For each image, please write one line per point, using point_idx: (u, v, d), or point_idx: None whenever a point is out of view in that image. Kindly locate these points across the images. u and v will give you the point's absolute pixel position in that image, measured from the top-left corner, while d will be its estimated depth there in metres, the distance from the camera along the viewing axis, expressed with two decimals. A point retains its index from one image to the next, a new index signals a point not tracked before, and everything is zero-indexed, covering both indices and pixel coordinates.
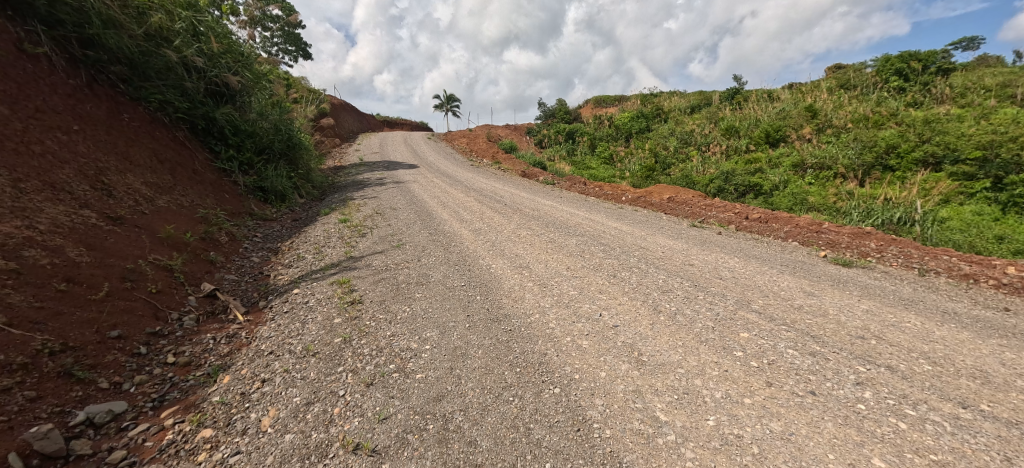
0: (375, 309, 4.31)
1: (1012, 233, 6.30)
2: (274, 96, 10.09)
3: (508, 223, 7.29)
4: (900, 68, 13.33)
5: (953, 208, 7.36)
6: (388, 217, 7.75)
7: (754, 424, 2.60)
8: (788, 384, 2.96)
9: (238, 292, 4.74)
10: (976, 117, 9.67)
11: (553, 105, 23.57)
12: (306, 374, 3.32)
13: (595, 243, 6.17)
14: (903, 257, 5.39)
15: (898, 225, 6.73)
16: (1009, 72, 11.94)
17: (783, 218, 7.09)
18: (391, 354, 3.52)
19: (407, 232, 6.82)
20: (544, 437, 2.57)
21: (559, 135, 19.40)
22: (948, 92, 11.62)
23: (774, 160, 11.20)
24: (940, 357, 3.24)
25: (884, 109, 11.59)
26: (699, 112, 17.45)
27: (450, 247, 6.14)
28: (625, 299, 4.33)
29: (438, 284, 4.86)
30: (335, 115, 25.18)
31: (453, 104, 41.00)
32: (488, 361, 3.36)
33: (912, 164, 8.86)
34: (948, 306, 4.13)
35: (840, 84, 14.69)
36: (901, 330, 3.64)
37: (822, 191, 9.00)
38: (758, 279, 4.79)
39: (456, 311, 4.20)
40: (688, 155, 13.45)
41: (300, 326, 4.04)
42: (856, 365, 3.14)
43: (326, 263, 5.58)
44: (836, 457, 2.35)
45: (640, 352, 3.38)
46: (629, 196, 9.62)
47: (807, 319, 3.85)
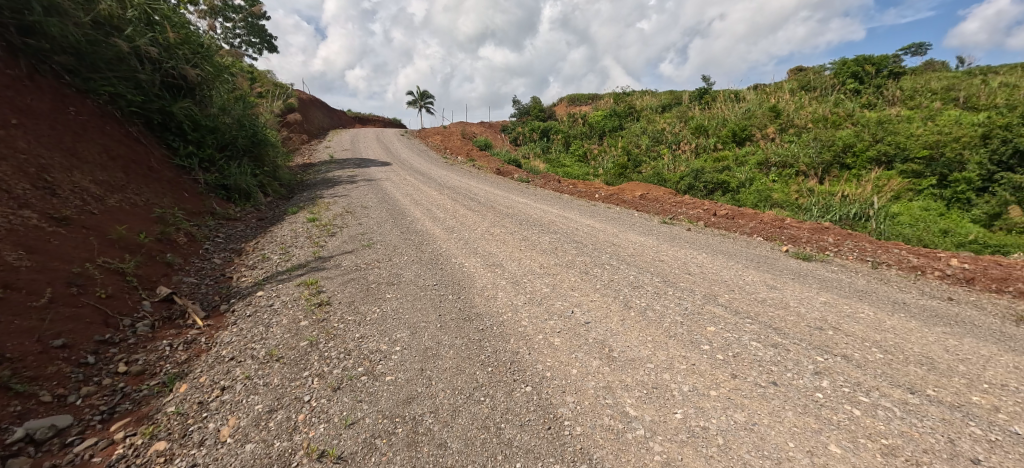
0: (343, 310, 4.19)
1: (955, 227, 6.74)
2: (237, 90, 9.66)
3: (481, 221, 7.24)
4: (855, 72, 14.04)
5: (903, 205, 7.80)
6: (358, 216, 7.55)
7: (719, 415, 2.66)
8: (752, 375, 3.05)
9: (197, 295, 4.50)
10: (924, 119, 10.29)
11: (528, 103, 23.62)
12: (269, 380, 3.18)
13: (567, 240, 6.22)
14: (858, 251, 5.67)
15: (854, 220, 7.07)
16: (951, 77, 12.76)
17: (748, 214, 7.33)
18: (359, 357, 3.42)
19: (378, 231, 6.67)
20: (514, 436, 2.55)
21: (534, 132, 19.46)
22: (899, 95, 12.31)
23: (740, 158, 11.57)
24: (891, 346, 3.41)
25: (841, 111, 12.17)
26: (669, 111, 17.87)
27: (423, 246, 6.04)
28: (596, 296, 4.36)
29: (409, 284, 4.77)
30: (304, 110, 24.40)
31: (427, 101, 40.55)
32: (459, 361, 3.32)
33: (866, 162, 9.34)
34: (898, 297, 4.37)
35: (801, 85, 15.34)
36: (856, 320, 3.83)
37: (785, 189, 9.36)
38: (724, 274, 4.93)
39: (428, 311, 4.14)
40: (659, 153, 13.73)
41: (264, 330, 3.88)
42: (814, 356, 3.26)
43: (292, 264, 5.39)
44: (796, 444, 2.42)
45: (611, 348, 3.41)
46: (602, 193, 9.74)
47: (770, 312, 3.99)
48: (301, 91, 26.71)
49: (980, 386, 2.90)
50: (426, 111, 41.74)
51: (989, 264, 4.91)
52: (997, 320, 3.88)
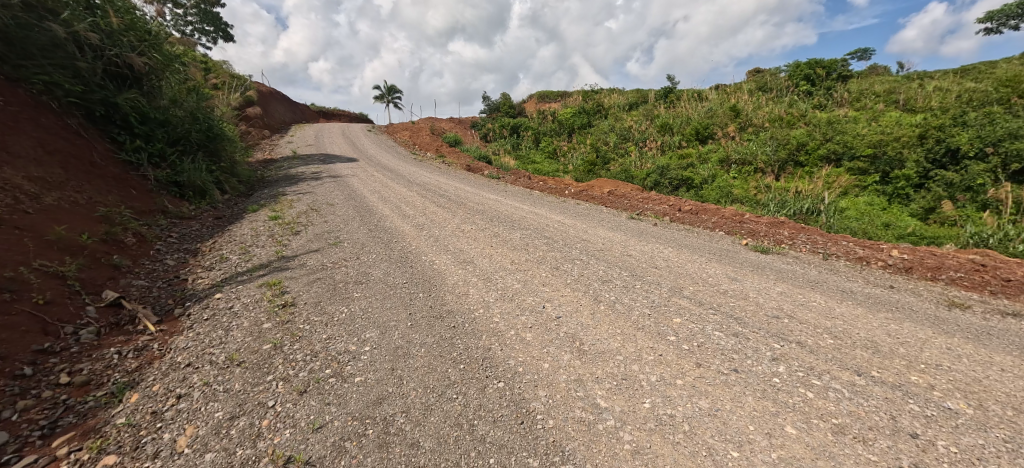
0: (309, 311, 4.04)
1: (896, 221, 7.27)
2: (189, 80, 9.10)
3: (452, 218, 7.17)
4: (808, 74, 14.85)
5: (851, 200, 8.34)
6: (324, 214, 7.30)
7: (685, 403, 2.76)
8: (715, 364, 3.17)
9: (149, 299, 4.21)
10: (868, 119, 11.03)
11: (498, 99, 23.57)
12: (229, 386, 3.02)
13: (538, 236, 6.26)
14: (810, 243, 6.02)
15: (807, 215, 7.48)
16: (892, 81, 13.73)
17: (711, 210, 7.62)
18: (326, 359, 3.31)
19: (345, 229, 6.48)
20: (488, 432, 2.54)
21: (504, 129, 19.43)
22: (846, 97, 13.15)
23: (703, 155, 12.01)
24: (841, 331, 3.63)
25: (795, 111, 12.86)
26: (636, 110, 18.31)
27: (392, 243, 5.92)
28: (567, 290, 4.42)
29: (378, 283, 4.66)
30: (263, 104, 23.32)
31: (395, 96, 39.73)
32: (431, 360, 3.27)
33: (818, 160, 9.93)
34: (846, 286, 4.67)
35: (759, 86, 16.08)
36: (809, 308, 4.07)
37: (745, 185, 9.79)
38: (689, 267, 5.11)
39: (398, 309, 4.06)
40: (627, 150, 14.04)
41: (224, 334, 3.68)
42: (771, 343, 3.44)
43: (253, 264, 5.14)
44: (755, 427, 2.55)
45: (582, 342, 3.46)
46: (572, 190, 9.86)
47: (731, 302, 4.17)
48: (259, 84, 25.47)
49: (917, 366, 3.15)
50: (393, 106, 40.86)
51: (924, 254, 5.34)
52: (931, 305, 4.23)
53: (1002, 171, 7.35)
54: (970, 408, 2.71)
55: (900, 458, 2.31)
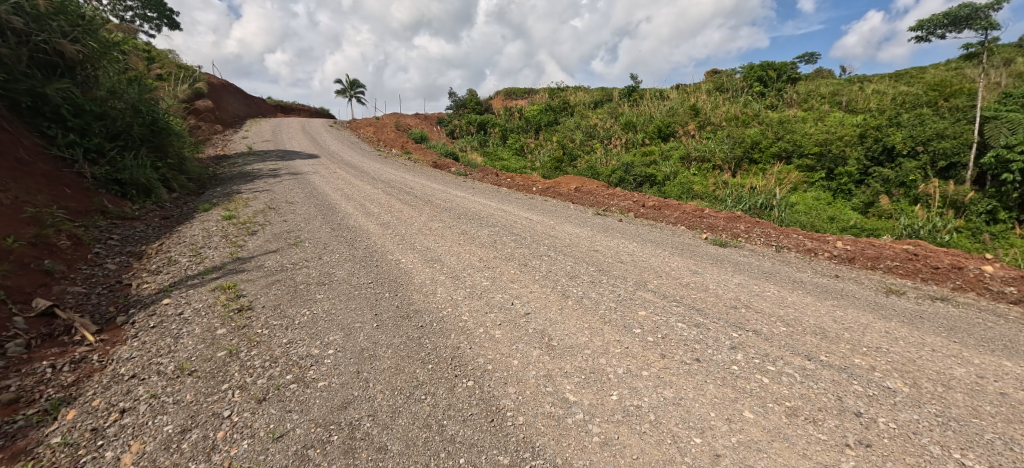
0: (267, 315, 3.84)
1: (839, 214, 7.81)
2: (130, 70, 8.41)
3: (419, 215, 7.04)
4: (761, 76, 15.67)
5: (801, 196, 8.87)
6: (283, 212, 6.97)
7: (651, 393, 2.83)
8: (678, 354, 3.28)
9: (87, 307, 3.86)
10: (815, 120, 11.76)
11: (465, 95, 23.37)
12: (180, 398, 2.82)
13: (506, 233, 6.25)
14: (764, 237, 6.35)
15: (761, 209, 7.89)
16: (835, 84, 14.70)
17: (673, 205, 7.89)
18: (287, 364, 3.16)
19: (306, 228, 6.22)
20: (458, 432, 2.51)
21: (471, 125, 19.27)
22: (796, 98, 13.96)
23: (665, 152, 12.41)
24: (793, 319, 3.85)
25: (750, 111, 13.53)
26: (602, 108, 18.67)
27: (356, 242, 5.73)
28: (535, 287, 4.44)
29: (342, 283, 4.50)
30: (215, 97, 21.98)
31: (358, 90, 38.59)
32: (398, 361, 3.19)
33: (770, 158, 10.50)
34: (797, 276, 4.95)
35: (717, 87, 16.79)
36: (763, 298, 4.29)
37: (705, 182, 10.19)
38: (652, 261, 5.27)
39: (363, 310, 3.94)
40: (593, 148, 14.27)
41: (173, 342, 3.44)
42: (730, 332, 3.60)
43: (206, 267, 4.83)
44: (716, 414, 2.65)
45: (550, 337, 3.48)
46: (540, 186, 9.92)
47: (692, 294, 4.33)
48: (210, 75, 23.99)
49: (860, 349, 3.39)
50: (356, 101, 39.70)
51: (864, 245, 5.75)
52: (871, 292, 4.56)
53: (930, 168, 8.04)
54: (906, 386, 2.94)
55: (846, 436, 2.48)
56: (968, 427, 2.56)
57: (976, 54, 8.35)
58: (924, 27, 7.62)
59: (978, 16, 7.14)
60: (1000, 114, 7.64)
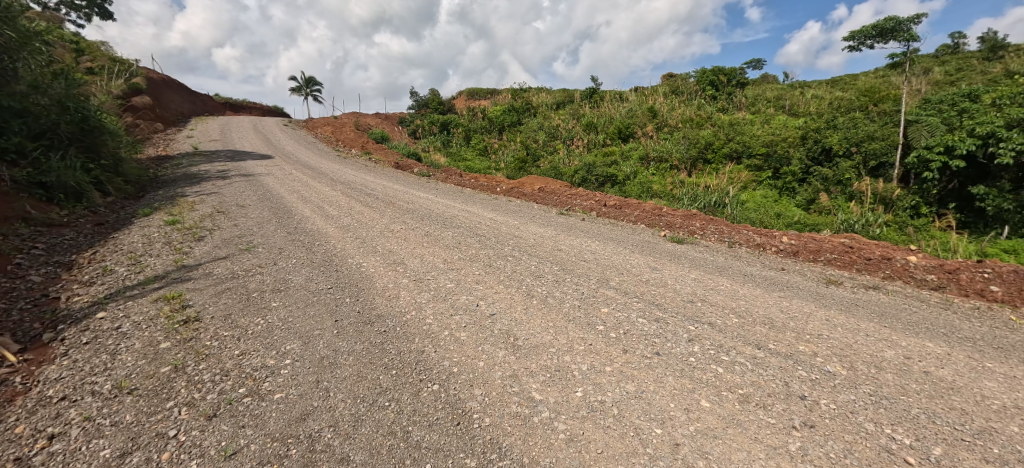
0: (217, 326, 3.61)
1: (785, 211, 8.34)
2: (56, 63, 7.66)
3: (381, 217, 6.87)
4: (712, 80, 16.34)
5: (751, 195, 9.40)
6: (234, 216, 6.59)
7: (614, 388, 2.90)
8: (639, 348, 3.38)
9: (6, 323, 3.47)
10: (762, 122, 12.51)
11: (428, 95, 23.06)
12: (119, 419, 2.59)
13: (470, 234, 6.21)
14: (718, 233, 6.67)
15: (714, 207, 8.29)
16: (780, 89, 15.70)
17: (633, 204, 8.13)
18: (240, 377, 2.98)
19: (260, 233, 5.91)
20: (423, 437, 2.46)
21: (433, 125, 19.02)
22: (744, 101, 14.79)
23: (625, 152, 12.79)
24: (744, 311, 4.08)
25: (703, 114, 14.19)
26: (564, 108, 18.98)
27: (314, 246, 5.51)
28: (500, 288, 4.44)
29: (300, 290, 4.32)
30: (154, 93, 20.46)
31: (314, 88, 37.18)
32: (360, 368, 3.10)
33: (723, 158, 11.06)
34: (747, 270, 5.24)
35: (673, 90, 17.49)
36: (717, 292, 4.51)
37: (663, 181, 10.58)
38: (614, 259, 5.41)
39: (322, 317, 3.79)
40: (556, 148, 14.46)
41: (110, 359, 3.16)
42: (687, 325, 3.75)
43: (147, 276, 4.48)
44: (676, 404, 2.76)
45: (515, 337, 3.49)
46: (503, 187, 9.94)
47: (651, 290, 4.49)
48: (148, 70, 22.30)
49: (804, 336, 3.63)
50: (313, 99, 38.23)
51: (807, 239, 6.18)
52: (813, 283, 4.90)
53: (863, 167, 8.74)
54: (844, 369, 3.18)
55: (793, 418, 2.65)
56: (897, 404, 2.80)
57: (899, 63, 9.16)
58: (856, 37, 8.27)
59: (902, 29, 7.83)
60: (921, 118, 8.42)
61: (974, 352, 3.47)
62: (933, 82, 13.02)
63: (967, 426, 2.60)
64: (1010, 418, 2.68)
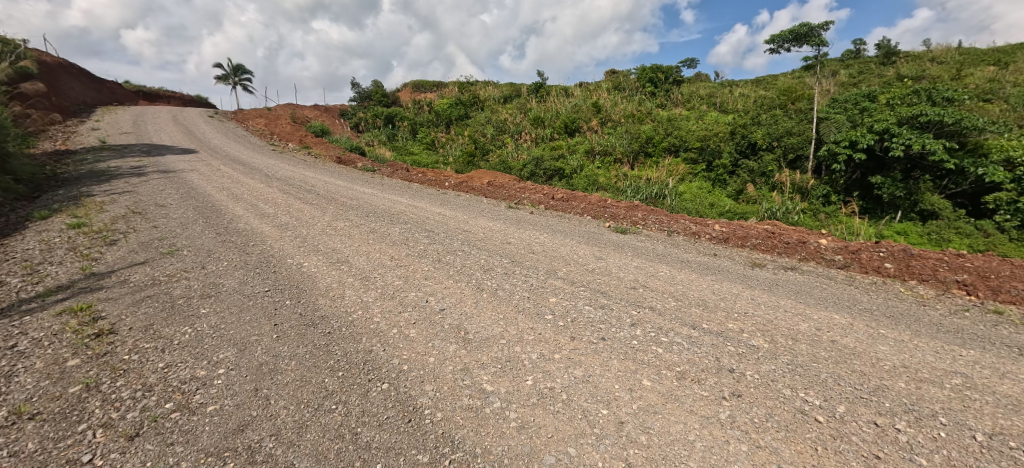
0: (137, 338, 3.28)
1: (717, 201, 9.00)
2: None
3: (322, 215, 6.55)
4: (652, 77, 17.07)
5: (687, 186, 10.04)
6: (153, 217, 5.99)
7: (562, 374, 3.01)
8: (586, 335, 3.52)
9: None
10: (697, 117, 13.34)
11: (372, 86, 22.18)
12: (17, 448, 2.27)
13: (418, 230, 6.10)
14: (658, 222, 7.06)
15: (655, 198, 8.75)
16: (711, 87, 16.83)
17: (579, 197, 8.38)
18: (166, 391, 2.73)
19: (184, 235, 5.42)
20: (373, 438, 2.40)
21: (377, 119, 18.34)
22: (681, 98, 15.70)
23: (572, 146, 13.11)
24: (681, 294, 4.38)
25: (644, 109, 14.88)
26: (512, 102, 19.06)
27: (248, 247, 5.15)
28: (450, 283, 4.41)
29: (232, 294, 4.03)
30: (47, 79, 17.92)
31: (244, 76, 34.45)
32: (304, 372, 2.96)
33: (662, 151, 11.67)
34: (683, 256, 5.61)
35: (616, 86, 18.15)
36: (657, 278, 4.79)
37: (608, 174, 10.99)
38: (561, 250, 5.57)
39: (259, 322, 3.57)
40: (504, 142, 14.51)
41: (3, 383, 2.76)
42: (631, 310, 3.96)
43: (46, 287, 3.96)
44: (620, 385, 2.91)
45: (466, 331, 3.51)
46: (452, 181, 9.83)
47: (597, 278, 4.67)
48: (38, 53, 19.47)
49: (733, 315, 3.97)
50: (244, 88, 35.43)
51: (735, 227, 6.71)
52: (741, 266, 5.35)
53: (783, 160, 9.60)
54: (766, 343, 3.51)
55: (723, 390, 2.89)
56: (809, 371, 3.14)
57: (812, 66, 10.14)
58: (776, 40, 9.03)
59: (813, 34, 8.65)
60: (830, 116, 9.40)
61: (872, 321, 3.98)
62: (840, 83, 14.57)
63: (864, 385, 2.99)
64: (898, 375, 3.12)
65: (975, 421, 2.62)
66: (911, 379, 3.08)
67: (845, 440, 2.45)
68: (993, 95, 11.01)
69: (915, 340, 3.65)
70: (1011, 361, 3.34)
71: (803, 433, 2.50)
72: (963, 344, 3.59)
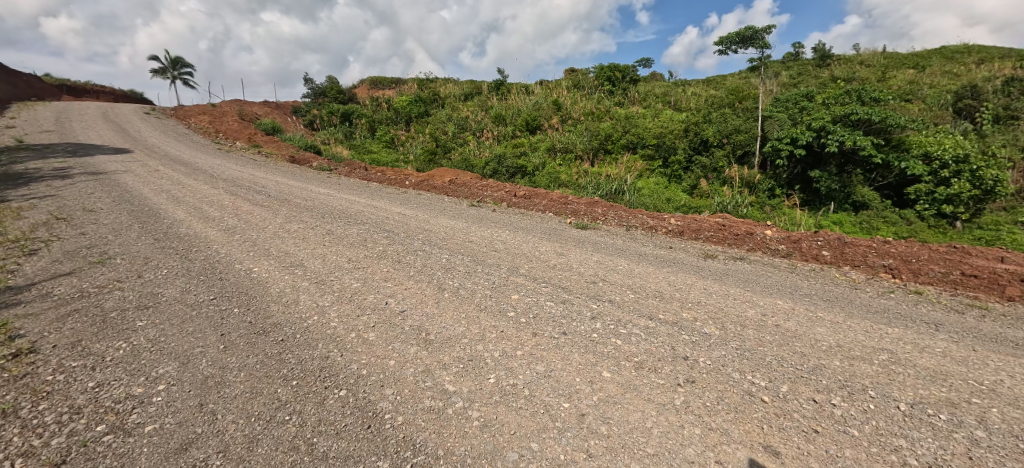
0: (62, 356, 2.99)
1: (673, 196, 9.38)
2: None
3: (274, 217, 6.24)
4: (609, 76, 17.44)
5: (645, 182, 10.40)
6: (80, 223, 5.48)
7: (524, 370, 3.04)
8: (548, 330, 3.58)
9: None
10: (653, 115, 13.83)
11: (327, 82, 21.34)
12: None
13: (377, 231, 5.93)
14: (617, 218, 7.27)
15: (615, 194, 8.99)
16: (666, 87, 17.50)
17: (541, 194, 8.47)
18: (98, 412, 2.50)
19: (116, 242, 5.00)
20: (331, 447, 2.32)
21: (333, 116, 17.68)
22: (637, 96, 16.21)
23: (534, 144, 13.22)
24: (638, 286, 4.53)
25: (602, 107, 15.25)
26: (473, 99, 18.94)
27: (190, 254, 4.83)
28: (411, 283, 4.35)
29: (174, 304, 3.77)
30: None
31: (183, 70, 32.17)
32: (254, 383, 2.82)
33: (621, 148, 11.99)
34: (641, 250, 5.81)
35: (575, 84, 18.47)
36: (616, 271, 4.93)
37: (569, 172, 11.16)
38: (523, 247, 5.62)
39: (204, 333, 3.36)
40: (466, 140, 14.41)
41: None
42: (591, 304, 4.07)
43: None
44: (581, 378, 2.98)
45: (428, 332, 3.47)
46: (413, 180, 9.65)
47: (559, 274, 4.76)
48: None
49: (686, 305, 4.16)
50: (184, 83, 33.12)
51: (690, 220, 7.03)
52: (694, 258, 5.61)
53: (732, 156, 10.13)
54: (716, 330, 3.71)
55: (678, 377, 3.02)
56: (756, 354, 3.35)
57: (757, 68, 10.73)
58: (724, 42, 9.49)
59: (757, 37, 9.17)
60: (773, 114, 10.00)
61: (811, 305, 4.29)
62: (782, 83, 15.56)
63: (804, 365, 3.22)
64: (833, 354, 3.38)
65: (899, 392, 2.89)
66: (845, 356, 3.36)
67: (788, 417, 2.63)
68: (913, 96, 12.12)
69: (848, 321, 3.98)
70: (928, 336, 3.72)
71: (751, 413, 2.66)
72: (889, 323, 3.95)
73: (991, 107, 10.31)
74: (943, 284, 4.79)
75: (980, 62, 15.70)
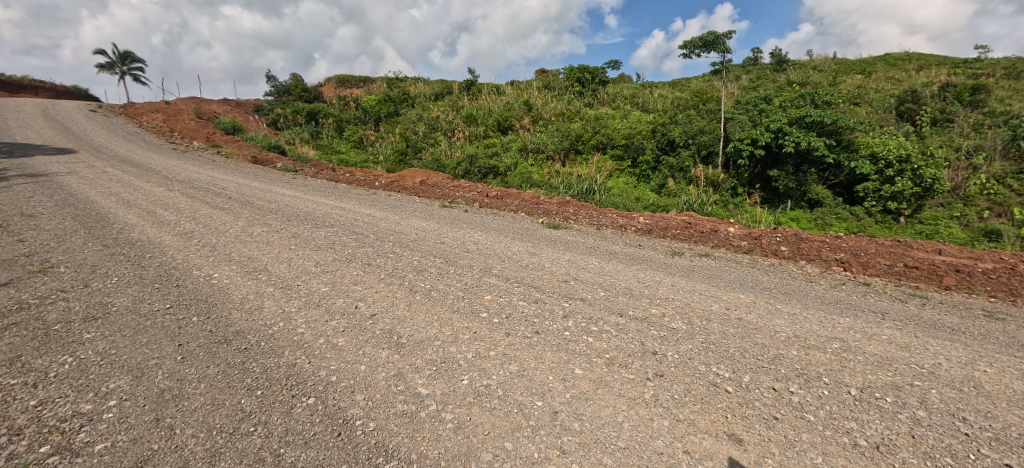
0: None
1: (642, 195, 9.63)
2: None
3: (235, 220, 5.98)
4: (580, 77, 17.69)
5: (615, 181, 10.63)
6: (17, 229, 5.07)
7: (498, 370, 3.05)
8: (521, 330, 3.61)
9: None
10: (621, 116, 14.15)
11: (292, 80, 20.64)
12: None
13: (346, 233, 5.79)
14: (588, 217, 7.40)
15: (586, 193, 9.15)
16: (634, 88, 17.95)
17: (514, 194, 8.50)
18: (40, 433, 2.32)
19: (59, 249, 4.66)
20: (300, 456, 2.25)
21: (299, 115, 17.10)
22: (607, 98, 16.55)
23: (506, 144, 13.25)
24: (609, 284, 4.64)
25: (573, 108, 15.47)
26: (444, 99, 18.78)
27: (143, 260, 4.56)
28: (381, 286, 4.27)
29: (126, 314, 3.55)
30: None
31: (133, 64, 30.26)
32: (215, 394, 2.70)
33: (591, 148, 12.20)
34: (611, 248, 5.93)
35: (546, 84, 18.62)
36: (587, 270, 5.03)
37: (541, 171, 11.26)
38: (495, 247, 5.64)
39: (159, 344, 3.19)
40: (437, 140, 14.27)
41: None
42: (563, 303, 4.13)
43: None
44: (553, 376, 3.03)
45: (399, 335, 3.42)
46: (383, 181, 9.47)
47: (531, 274, 4.79)
48: None
49: (655, 301, 4.29)
50: (134, 77, 31.18)
51: (657, 218, 7.25)
52: (661, 255, 5.79)
53: (697, 156, 10.49)
54: (683, 325, 3.84)
55: (647, 371, 3.12)
56: (719, 347, 3.50)
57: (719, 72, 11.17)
58: (688, 47, 9.81)
59: (719, 42, 9.55)
60: (735, 116, 10.43)
61: (770, 298, 4.52)
62: (742, 86, 16.29)
63: (765, 355, 3.39)
64: (791, 344, 3.58)
65: (850, 378, 3.09)
66: (802, 346, 3.55)
67: (750, 406, 2.76)
68: (861, 100, 12.94)
69: (804, 312, 4.22)
70: (875, 324, 3.99)
71: (715, 404, 2.77)
72: (841, 313, 4.22)
73: (929, 110, 11.15)
74: (888, 275, 5.15)
75: (919, 68, 16.95)
